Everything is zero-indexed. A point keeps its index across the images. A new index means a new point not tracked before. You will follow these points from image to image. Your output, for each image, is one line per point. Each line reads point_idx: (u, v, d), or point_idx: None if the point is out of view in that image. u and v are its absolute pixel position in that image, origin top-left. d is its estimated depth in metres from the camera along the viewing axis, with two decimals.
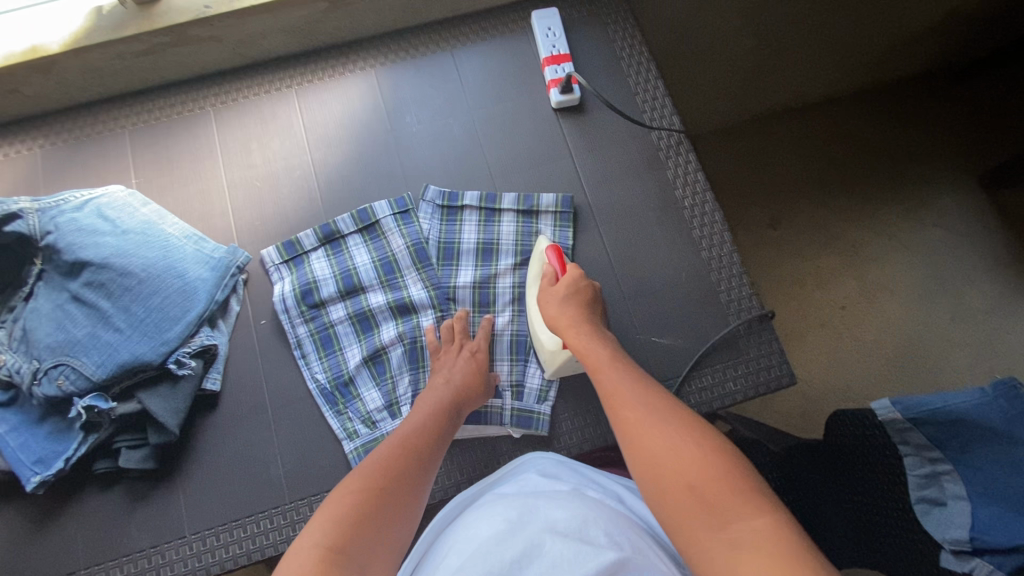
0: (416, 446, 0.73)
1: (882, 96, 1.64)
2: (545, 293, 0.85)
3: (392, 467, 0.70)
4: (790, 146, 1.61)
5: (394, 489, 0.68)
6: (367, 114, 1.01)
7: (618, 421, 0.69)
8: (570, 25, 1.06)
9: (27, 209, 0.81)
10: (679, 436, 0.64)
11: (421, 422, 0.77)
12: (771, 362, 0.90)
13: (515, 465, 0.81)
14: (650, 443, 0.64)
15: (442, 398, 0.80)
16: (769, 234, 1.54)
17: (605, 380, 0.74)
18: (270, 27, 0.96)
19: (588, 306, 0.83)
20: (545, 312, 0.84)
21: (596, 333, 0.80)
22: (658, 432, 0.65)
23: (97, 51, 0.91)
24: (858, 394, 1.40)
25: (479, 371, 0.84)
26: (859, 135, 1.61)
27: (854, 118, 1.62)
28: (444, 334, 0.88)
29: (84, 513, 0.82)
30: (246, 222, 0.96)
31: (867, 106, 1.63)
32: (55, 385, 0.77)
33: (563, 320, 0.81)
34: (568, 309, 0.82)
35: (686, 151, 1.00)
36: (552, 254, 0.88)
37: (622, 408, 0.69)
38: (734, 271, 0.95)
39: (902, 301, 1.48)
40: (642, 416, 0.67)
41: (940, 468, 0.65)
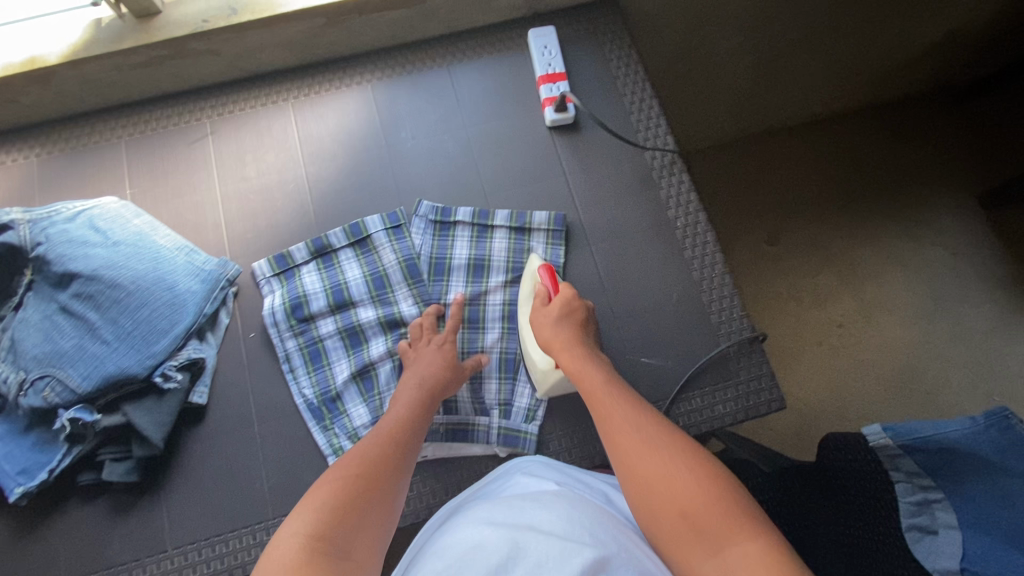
0: (396, 435, 0.73)
1: (881, 115, 1.64)
2: (538, 314, 0.85)
3: (372, 456, 0.69)
4: (789, 163, 1.61)
5: (374, 474, 0.66)
6: (362, 128, 1.02)
7: (612, 442, 0.69)
8: (566, 44, 1.07)
9: (19, 220, 0.83)
10: (673, 460, 0.65)
11: (400, 412, 0.76)
12: (761, 386, 0.90)
13: (501, 472, 0.81)
14: (645, 468, 0.65)
15: (420, 387, 0.80)
16: (765, 252, 1.54)
17: (598, 401, 0.74)
18: (267, 42, 0.97)
19: (580, 327, 0.83)
20: (540, 335, 0.83)
21: (589, 354, 0.80)
22: (652, 458, 0.66)
23: (96, 63, 0.92)
24: (854, 413, 1.39)
25: (449, 361, 0.84)
26: (857, 154, 1.61)
27: (853, 137, 1.62)
28: (413, 332, 0.88)
29: (66, 526, 0.81)
30: (238, 235, 0.96)
31: (866, 126, 1.63)
32: (41, 396, 0.77)
33: (557, 341, 0.81)
34: (562, 332, 0.82)
35: (680, 171, 1.00)
36: (546, 273, 0.88)
37: (616, 433, 0.70)
38: (726, 292, 0.94)
39: (899, 322, 1.47)
40: (636, 439, 0.68)
41: (931, 496, 0.65)
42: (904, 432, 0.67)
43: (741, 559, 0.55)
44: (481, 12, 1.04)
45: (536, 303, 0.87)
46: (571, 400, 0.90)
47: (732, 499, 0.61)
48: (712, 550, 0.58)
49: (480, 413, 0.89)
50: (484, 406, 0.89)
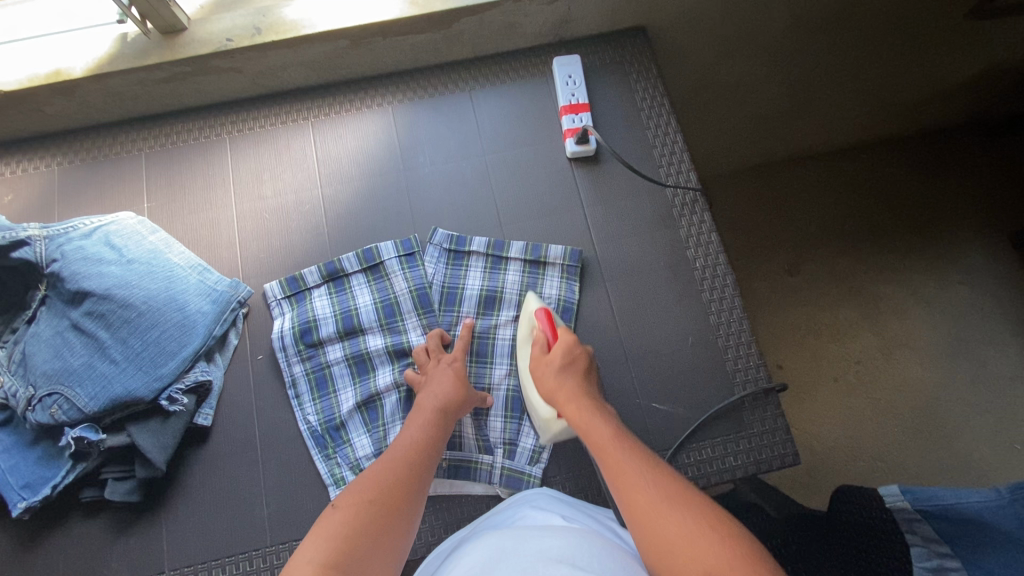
0: (410, 457, 0.71)
1: (913, 149, 1.59)
2: (539, 362, 0.82)
3: (386, 480, 0.67)
4: (816, 194, 1.55)
5: (387, 500, 0.65)
6: (381, 151, 1.01)
7: (626, 505, 0.63)
8: (590, 73, 1.05)
9: (36, 236, 0.82)
10: (692, 520, 0.59)
11: (414, 434, 0.75)
12: (775, 440, 0.87)
13: (514, 502, 0.79)
14: (659, 525, 0.59)
15: (435, 410, 0.78)
16: (786, 281, 1.49)
17: (610, 460, 0.68)
18: (290, 61, 0.96)
19: (583, 377, 0.79)
20: (543, 387, 0.80)
21: (596, 403, 0.76)
22: (669, 514, 0.60)
23: (119, 77, 0.92)
24: (867, 454, 1.33)
25: (462, 379, 0.82)
26: (886, 189, 1.55)
27: (883, 171, 1.57)
28: (418, 358, 0.87)
29: (67, 541, 0.82)
30: (252, 254, 0.95)
31: (896, 159, 1.58)
32: (48, 413, 0.77)
33: (561, 393, 0.77)
34: (565, 380, 0.78)
35: (702, 210, 0.97)
36: (543, 318, 0.84)
37: (628, 487, 0.64)
38: (744, 339, 0.91)
39: (921, 361, 1.41)
40: (652, 497, 0.62)
41: (947, 563, 0.64)
42: (923, 497, 0.66)
43: None
44: (506, 38, 1.03)
45: (535, 351, 0.83)
46: (578, 442, 0.88)
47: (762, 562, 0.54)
48: None
49: (484, 451, 0.88)
50: (488, 444, 0.88)
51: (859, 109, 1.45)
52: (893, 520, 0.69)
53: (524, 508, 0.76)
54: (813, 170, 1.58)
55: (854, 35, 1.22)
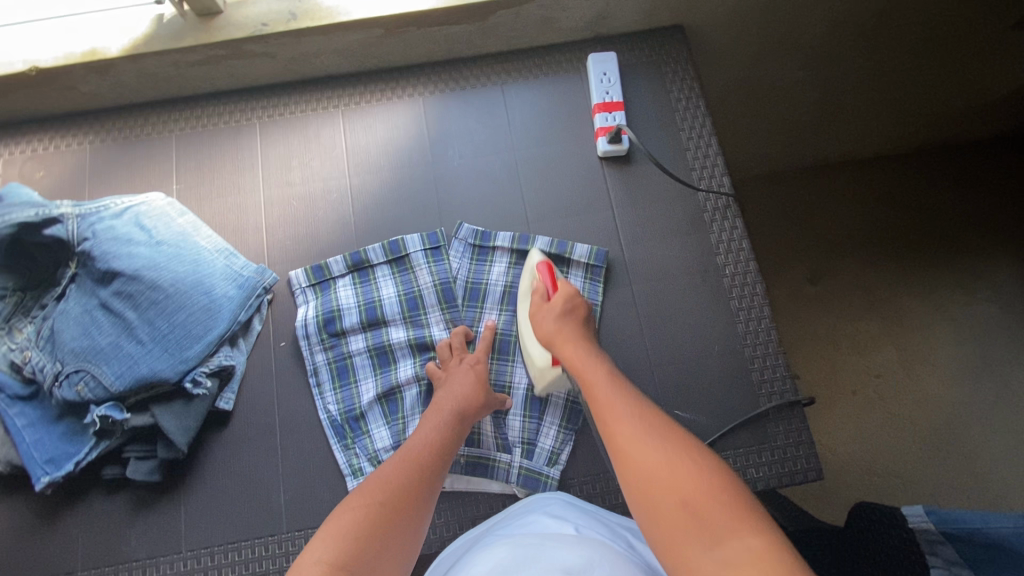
0: (422, 461, 0.70)
1: (954, 157, 1.51)
2: (540, 309, 0.83)
3: (397, 480, 0.66)
4: (853, 201, 1.48)
5: (398, 501, 0.64)
6: (410, 142, 1.00)
7: (607, 431, 0.65)
8: (626, 71, 1.04)
9: (68, 214, 0.83)
10: (671, 446, 0.60)
11: (427, 436, 0.74)
12: (798, 453, 0.85)
13: (519, 509, 0.78)
14: (638, 452, 0.60)
15: (448, 413, 0.77)
16: (807, 290, 1.42)
17: (597, 393, 0.70)
18: (324, 48, 0.96)
19: (582, 324, 0.81)
20: (541, 331, 0.81)
21: (592, 350, 0.77)
22: (649, 442, 0.61)
23: (154, 58, 0.92)
24: (884, 469, 1.26)
25: (481, 381, 0.82)
26: (925, 200, 1.47)
27: (923, 179, 1.49)
28: (441, 353, 0.88)
29: (87, 516, 0.83)
30: (278, 241, 0.95)
31: (936, 168, 1.50)
32: (74, 390, 0.78)
33: (559, 336, 0.79)
34: (565, 326, 0.80)
35: (734, 215, 0.96)
36: (545, 270, 0.87)
37: (612, 419, 0.65)
38: (771, 349, 0.90)
39: (941, 376, 1.33)
40: (633, 425, 0.63)
41: None
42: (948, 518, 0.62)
43: (744, 550, 0.49)
44: (542, 32, 1.01)
45: (536, 299, 0.85)
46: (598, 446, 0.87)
47: (731, 490, 0.55)
48: (711, 541, 0.51)
49: (503, 450, 0.87)
50: (507, 442, 0.88)
51: (897, 118, 1.41)
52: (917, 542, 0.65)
53: (539, 514, 0.74)
54: (852, 177, 1.50)
55: (895, 41, 1.19)
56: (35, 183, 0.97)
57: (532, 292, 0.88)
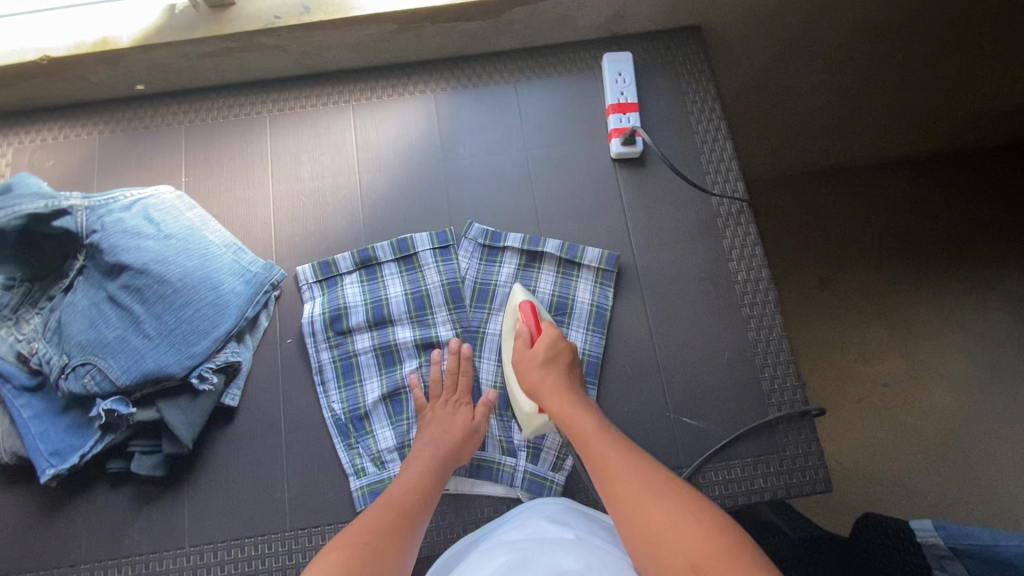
0: (405, 508, 0.70)
1: (977, 162, 1.46)
2: (522, 358, 0.81)
3: (379, 529, 0.66)
4: (872, 206, 1.43)
5: (378, 549, 0.63)
6: (420, 140, 0.99)
7: (609, 495, 0.64)
8: (641, 72, 1.02)
9: (77, 206, 0.83)
10: (675, 507, 0.59)
11: (410, 480, 0.74)
12: (806, 464, 0.84)
13: (507, 518, 0.77)
14: (643, 519, 0.59)
15: (431, 454, 0.77)
16: (816, 295, 1.38)
17: (590, 452, 0.69)
18: (336, 42, 0.94)
19: (567, 371, 0.79)
20: (524, 379, 0.79)
21: (581, 400, 0.76)
22: (651, 505, 0.60)
23: (165, 49, 0.91)
24: (889, 479, 1.24)
25: (468, 427, 0.81)
26: (944, 207, 1.43)
27: (943, 185, 1.44)
28: (431, 388, 0.85)
29: (91, 509, 0.82)
30: (286, 237, 0.95)
31: (958, 174, 1.45)
32: (81, 382, 0.78)
33: (544, 386, 0.77)
34: (550, 375, 0.78)
35: (747, 222, 0.94)
36: (527, 311, 0.84)
37: (610, 484, 0.64)
38: (782, 358, 0.89)
39: (949, 387, 1.31)
40: (632, 487, 0.62)
41: None
42: (957, 534, 0.62)
43: None
44: (557, 30, 1.00)
45: (518, 345, 0.82)
46: None
47: (740, 546, 0.55)
48: None
49: (507, 453, 0.86)
50: (511, 446, 0.87)
51: (916, 123, 1.38)
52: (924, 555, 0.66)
53: (538, 518, 0.74)
54: (875, 181, 1.45)
55: (915, 46, 1.16)
56: (44, 173, 0.97)
57: (516, 335, 0.85)
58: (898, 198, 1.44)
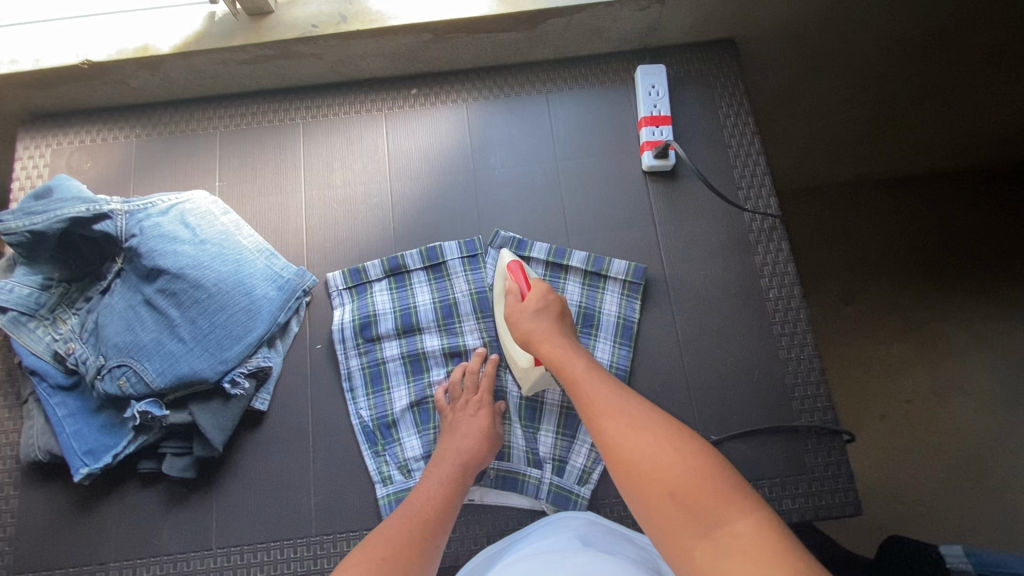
0: (426, 515, 0.70)
1: (1012, 180, 1.43)
2: (515, 311, 0.81)
3: (399, 538, 0.65)
4: (901, 221, 1.41)
5: (403, 556, 0.63)
6: (451, 148, 0.99)
7: (592, 422, 0.65)
8: (674, 84, 1.02)
9: (117, 210, 0.84)
10: (657, 433, 0.60)
11: (431, 490, 0.74)
12: (836, 487, 0.83)
13: (529, 529, 0.77)
14: (628, 448, 0.60)
15: (452, 466, 0.77)
16: (840, 310, 1.36)
17: (580, 389, 0.68)
18: (371, 50, 0.95)
19: (559, 320, 0.79)
20: (517, 332, 0.79)
21: (571, 346, 0.75)
22: (638, 433, 0.60)
23: (204, 56, 0.92)
24: (911, 498, 1.21)
25: (488, 433, 0.81)
26: (976, 224, 1.40)
27: (976, 203, 1.42)
28: (452, 389, 0.86)
29: (122, 507, 0.84)
30: (317, 243, 0.96)
31: (991, 191, 1.42)
32: (117, 384, 0.79)
33: (535, 335, 0.77)
34: (540, 325, 0.78)
35: (780, 238, 0.93)
36: (516, 270, 0.83)
37: (597, 416, 0.64)
38: (812, 377, 0.88)
39: (978, 408, 1.28)
40: (619, 419, 0.63)
41: None
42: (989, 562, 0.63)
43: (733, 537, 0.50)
44: (590, 42, 1.00)
45: (511, 301, 0.82)
46: None
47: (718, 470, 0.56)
48: (704, 525, 0.52)
49: (533, 465, 0.86)
50: (537, 458, 0.87)
51: (950, 139, 1.36)
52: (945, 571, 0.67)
53: (561, 531, 0.73)
54: (905, 197, 1.43)
55: (951, 62, 1.15)
56: (82, 174, 0.99)
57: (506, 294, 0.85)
58: (929, 214, 1.42)
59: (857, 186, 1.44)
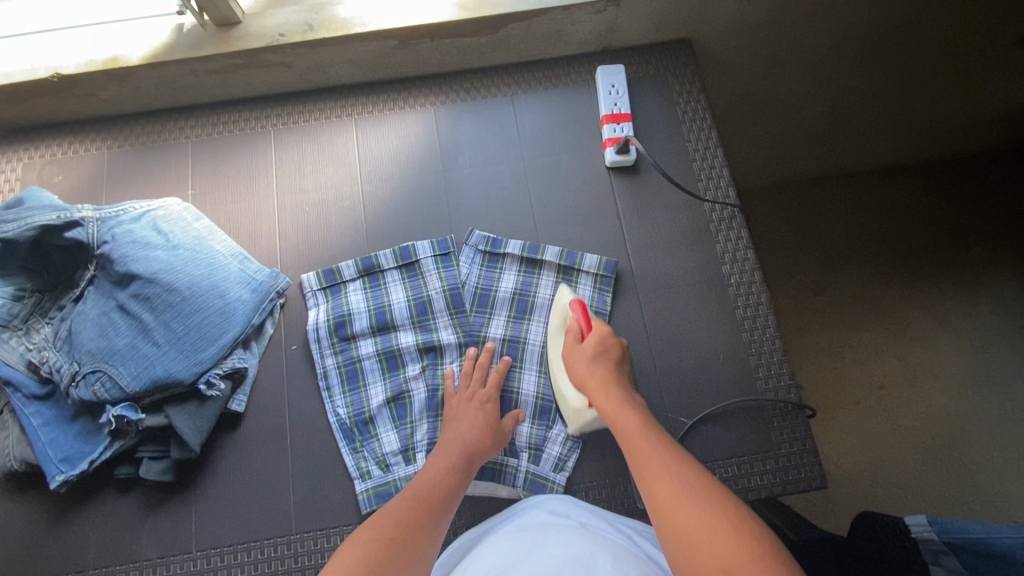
0: (432, 500, 0.70)
1: (970, 166, 1.48)
2: (572, 350, 0.82)
3: (403, 520, 0.66)
4: (866, 211, 1.45)
5: (407, 541, 0.63)
6: (421, 150, 1.02)
7: (644, 484, 0.62)
8: (633, 83, 1.06)
9: (89, 218, 0.86)
10: (710, 509, 0.57)
11: (434, 474, 0.74)
12: (801, 461, 0.86)
13: (508, 512, 0.76)
14: (681, 516, 0.57)
15: (457, 448, 0.77)
16: (810, 300, 1.39)
17: (635, 446, 0.66)
18: (339, 58, 0.98)
19: (616, 368, 0.79)
20: (574, 373, 0.79)
21: (629, 396, 0.75)
22: (691, 506, 0.57)
23: (173, 66, 0.94)
24: (889, 481, 1.24)
25: (490, 422, 0.82)
26: (938, 209, 1.44)
27: (937, 191, 1.46)
28: (461, 378, 0.87)
29: (100, 515, 0.84)
30: (291, 246, 0.97)
31: (952, 176, 1.47)
32: (91, 390, 0.79)
33: (592, 380, 0.77)
34: (596, 370, 0.78)
35: (739, 225, 0.97)
36: (578, 309, 0.85)
37: (651, 478, 0.62)
38: (775, 358, 0.91)
39: (946, 388, 1.30)
40: (674, 486, 0.60)
41: None
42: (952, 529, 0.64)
43: None
44: (552, 44, 1.04)
45: (569, 339, 0.83)
46: (607, 453, 0.87)
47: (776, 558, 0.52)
48: None
49: (509, 454, 0.88)
50: (514, 447, 0.88)
51: (908, 131, 1.39)
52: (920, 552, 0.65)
53: (539, 509, 0.73)
54: (868, 187, 1.48)
55: (900, 60, 1.19)
56: (53, 186, 0.99)
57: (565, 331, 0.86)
58: (891, 202, 1.46)
59: (821, 180, 1.49)
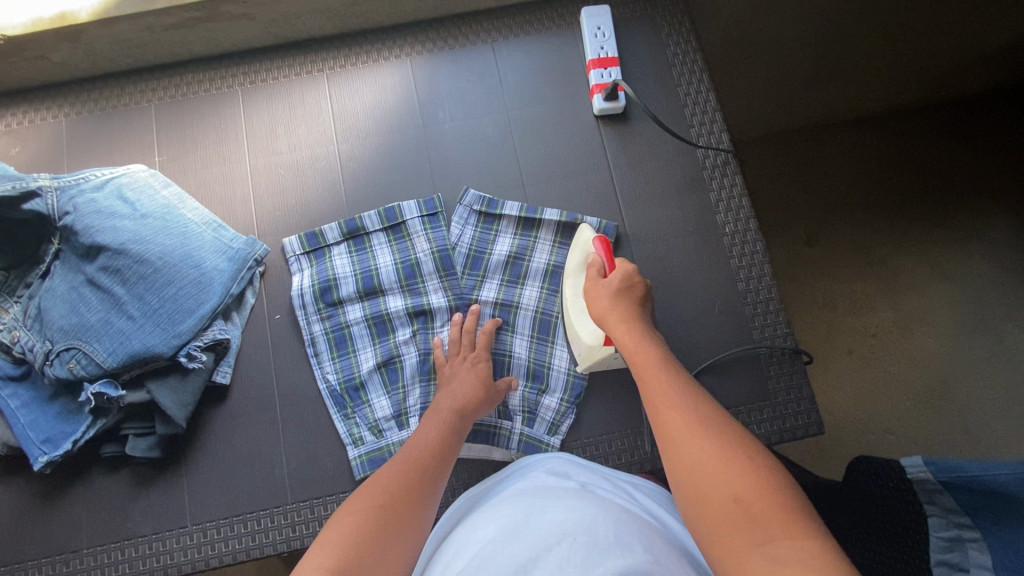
0: (426, 463, 0.68)
1: (974, 104, 1.42)
2: (595, 285, 0.79)
3: (397, 485, 0.64)
4: (865, 156, 1.40)
5: (400, 505, 0.62)
6: (399, 105, 0.97)
7: (657, 418, 0.60)
8: (620, 25, 1.00)
9: (46, 187, 0.81)
10: (719, 437, 0.55)
11: (428, 436, 0.71)
12: (799, 409, 0.85)
13: (506, 473, 0.74)
14: (689, 444, 0.55)
15: (450, 411, 0.75)
16: (804, 252, 1.36)
17: (650, 380, 0.64)
18: (305, 8, 0.91)
19: (640, 306, 0.76)
20: (594, 308, 0.76)
21: (648, 332, 0.72)
22: (701, 435, 0.55)
23: (126, 22, 0.87)
24: (880, 427, 1.24)
25: (484, 381, 0.80)
26: (938, 152, 1.40)
27: (939, 133, 1.40)
28: (451, 343, 0.85)
29: (89, 494, 0.82)
30: (267, 212, 0.93)
31: (955, 116, 1.41)
32: (66, 367, 0.76)
33: (613, 317, 0.74)
34: (619, 306, 0.75)
35: (733, 172, 0.94)
36: (601, 245, 0.82)
37: (665, 408, 0.60)
38: (772, 307, 0.89)
39: (939, 334, 1.30)
40: (683, 414, 0.58)
41: (967, 534, 0.57)
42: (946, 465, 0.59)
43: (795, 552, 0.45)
44: None
45: (592, 274, 0.80)
46: (604, 411, 0.86)
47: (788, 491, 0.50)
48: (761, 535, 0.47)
49: (504, 417, 0.86)
50: (507, 410, 0.86)
51: (913, 77, 1.32)
52: (914, 491, 0.61)
53: (539, 469, 0.71)
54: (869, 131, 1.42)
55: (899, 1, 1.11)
56: (10, 160, 0.94)
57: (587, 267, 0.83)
58: (891, 145, 1.40)
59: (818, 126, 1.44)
